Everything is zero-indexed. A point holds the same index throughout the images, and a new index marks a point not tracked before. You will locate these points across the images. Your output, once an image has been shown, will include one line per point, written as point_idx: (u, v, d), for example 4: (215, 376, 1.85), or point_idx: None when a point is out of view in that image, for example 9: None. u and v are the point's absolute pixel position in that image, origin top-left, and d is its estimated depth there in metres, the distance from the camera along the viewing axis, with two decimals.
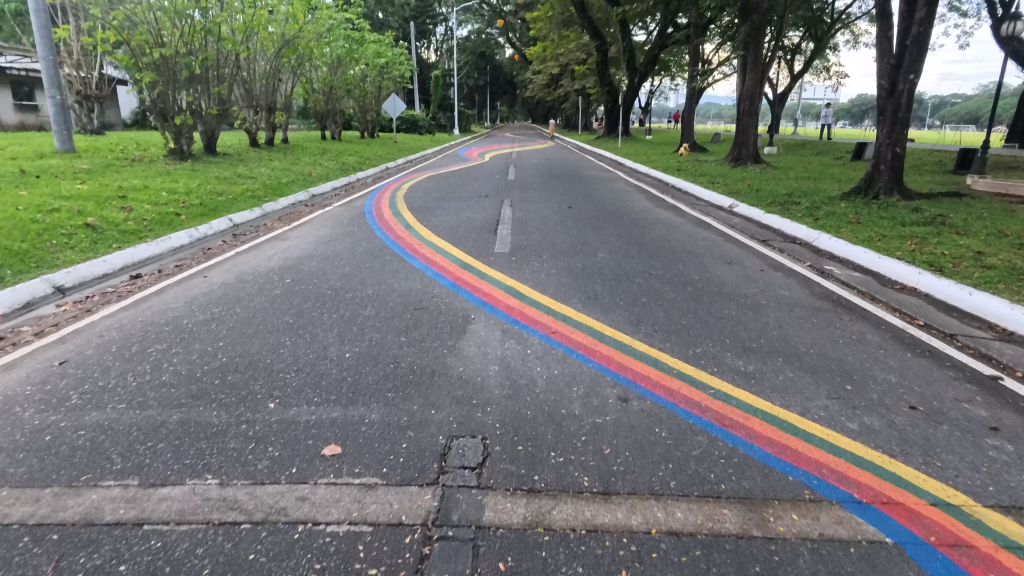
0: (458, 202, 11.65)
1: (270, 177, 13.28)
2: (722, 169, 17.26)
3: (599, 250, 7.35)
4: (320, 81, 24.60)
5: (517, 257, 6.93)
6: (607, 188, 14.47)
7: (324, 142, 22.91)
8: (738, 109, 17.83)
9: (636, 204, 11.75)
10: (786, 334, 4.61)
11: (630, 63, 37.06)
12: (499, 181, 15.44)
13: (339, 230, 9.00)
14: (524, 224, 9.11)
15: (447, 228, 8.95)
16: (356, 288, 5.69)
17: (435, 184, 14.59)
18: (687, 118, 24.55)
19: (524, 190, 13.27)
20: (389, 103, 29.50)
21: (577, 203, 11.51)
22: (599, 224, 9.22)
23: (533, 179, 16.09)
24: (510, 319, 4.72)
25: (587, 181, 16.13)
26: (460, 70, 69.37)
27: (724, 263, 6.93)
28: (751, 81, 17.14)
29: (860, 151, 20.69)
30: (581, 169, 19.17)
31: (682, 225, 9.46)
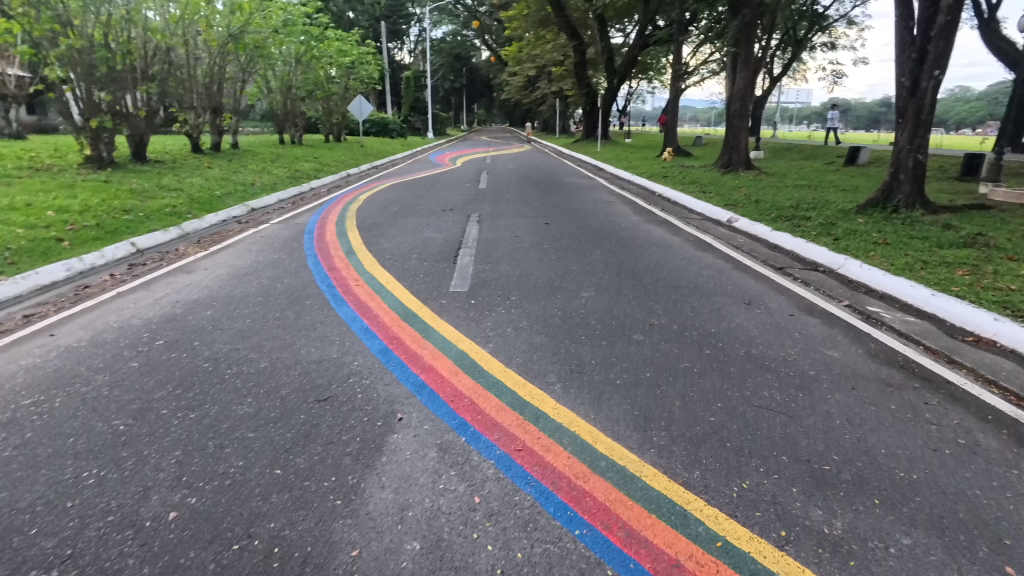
0: (417, 218, 10.05)
1: (201, 188, 11.51)
2: (712, 176, 15.93)
3: (582, 286, 5.83)
4: (277, 80, 22.74)
5: (478, 299, 5.38)
6: (588, 198, 12.96)
7: (280, 147, 21.08)
8: (728, 111, 16.51)
9: (622, 219, 10.27)
10: (862, 440, 3.12)
11: (609, 64, 35.83)
12: (468, 191, 13.88)
13: (264, 258, 7.33)
14: (491, 249, 7.57)
15: (397, 254, 7.35)
16: (246, 359, 4.06)
17: (396, 196, 12.97)
18: (671, 121, 23.27)
19: (495, 203, 11.71)
20: (355, 105, 27.71)
21: (554, 219, 10.01)
22: (581, 247, 7.71)
23: (506, 189, 14.52)
24: (454, 423, 3.15)
25: (566, 190, 14.63)
26: (435, 72, 67.63)
27: (742, 304, 5.44)
28: (743, 81, 15.83)
29: (854, 156, 19.51)
30: (560, 177, 17.71)
31: (679, 247, 7.99)
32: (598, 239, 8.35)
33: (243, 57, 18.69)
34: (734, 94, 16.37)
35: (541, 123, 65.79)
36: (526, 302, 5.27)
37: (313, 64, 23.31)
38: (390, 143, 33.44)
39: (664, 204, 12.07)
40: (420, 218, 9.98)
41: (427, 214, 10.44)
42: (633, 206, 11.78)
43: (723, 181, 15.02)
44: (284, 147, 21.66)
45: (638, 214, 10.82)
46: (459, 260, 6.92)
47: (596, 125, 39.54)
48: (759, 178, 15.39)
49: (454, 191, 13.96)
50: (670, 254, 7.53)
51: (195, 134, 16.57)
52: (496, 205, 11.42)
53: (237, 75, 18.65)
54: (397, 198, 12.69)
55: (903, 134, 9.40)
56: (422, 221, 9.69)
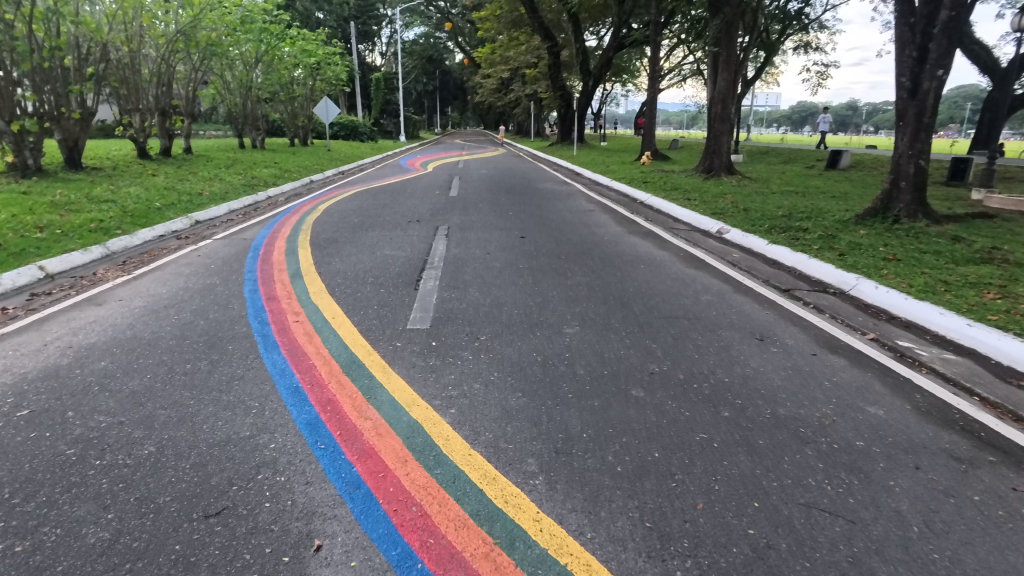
0: (378, 231, 9.08)
1: (138, 199, 10.33)
2: (694, 181, 15.26)
3: (566, 319, 4.94)
4: (236, 82, 21.43)
5: (441, 339, 4.45)
6: (566, 207, 12.11)
7: (238, 152, 19.80)
8: (709, 114, 15.85)
9: (605, 231, 9.44)
10: (955, 561, 2.29)
11: (584, 66, 35.19)
12: (437, 199, 12.93)
13: (194, 284, 6.30)
14: (459, 269, 6.65)
15: (350, 278, 6.38)
16: (129, 439, 3.08)
17: (358, 206, 11.96)
18: (649, 124, 22.61)
19: (465, 214, 10.78)
20: (320, 107, 26.48)
21: (530, 231, 9.13)
22: (561, 266, 6.83)
23: (479, 196, 13.60)
24: (394, 555, 2.24)
25: (543, 198, 13.77)
26: (407, 74, 66.37)
27: (753, 341, 4.61)
28: (724, 83, 15.18)
29: (835, 160, 19.06)
30: (535, 183, 16.86)
31: (670, 265, 7.16)
32: (580, 256, 7.49)
33: (195, 56, 17.46)
34: (714, 96, 15.73)
35: (515, 126, 65.04)
36: (498, 343, 4.37)
37: (274, 64, 22.09)
38: (359, 147, 32.26)
39: (647, 213, 11.27)
40: (382, 232, 9.00)
41: (390, 227, 9.46)
42: (615, 215, 10.95)
43: (705, 187, 14.33)
44: (242, 151, 20.40)
45: (621, 225, 9.99)
46: (422, 285, 5.98)
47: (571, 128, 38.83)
48: (743, 184, 14.75)
49: (421, 199, 12.99)
50: (661, 274, 6.70)
51: (141, 138, 15.29)
52: (468, 216, 10.48)
53: (189, 75, 17.40)
54: (358, 208, 11.68)
55: (903, 138, 8.76)
56: (383, 235, 8.72)
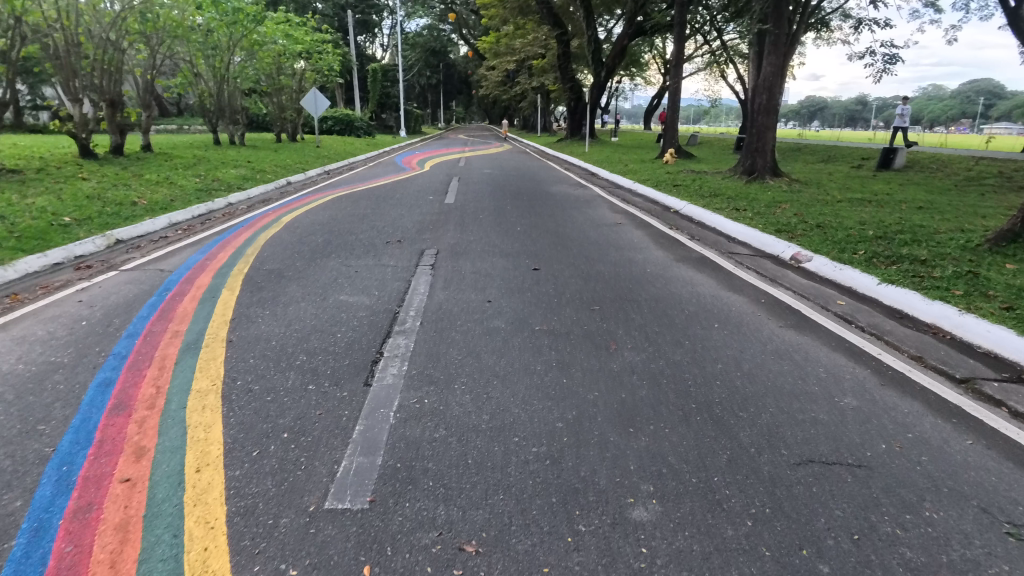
0: (341, 259, 6.80)
1: (40, 213, 8.06)
2: (734, 185, 12.88)
3: (626, 476, 2.65)
4: (208, 69, 19.16)
5: (385, 550, 2.18)
6: (588, 218, 9.82)
7: (208, 149, 17.54)
8: (751, 105, 13.47)
9: (644, 257, 7.11)
10: None
11: (596, 56, 32.81)
12: (429, 208, 10.65)
13: (26, 363, 4.03)
14: (445, 334, 4.38)
15: (271, 352, 4.09)
16: None
17: (329, 217, 9.68)
18: (671, 117, 20.20)
19: (460, 230, 8.50)
20: (308, 99, 24.10)
21: (545, 258, 6.86)
22: (597, 327, 4.55)
23: (480, 203, 11.25)
24: None
25: (557, 205, 11.45)
26: (409, 68, 64.12)
27: (1007, 547, 2.32)
28: (771, 68, 12.83)
29: (888, 159, 16.58)
30: (545, 186, 14.55)
31: (756, 323, 4.83)
32: (620, 303, 5.20)
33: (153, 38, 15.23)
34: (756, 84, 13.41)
35: (522, 122, 62.77)
36: (499, 572, 2.09)
37: (253, 50, 19.82)
38: (353, 143, 29.99)
39: (690, 228, 8.95)
40: (345, 261, 6.70)
41: (358, 251, 7.18)
42: (650, 232, 8.64)
43: (750, 192, 11.99)
44: (215, 148, 18.15)
45: (663, 247, 7.66)
46: (382, 374, 3.69)
47: (582, 122, 36.25)
48: (795, 188, 12.36)
49: (407, 208, 10.72)
50: (750, 345, 4.37)
51: (83, 133, 13.05)
52: (463, 234, 8.20)
53: (145, 60, 15.14)
54: (328, 221, 9.41)
55: None
56: (345, 267, 6.43)
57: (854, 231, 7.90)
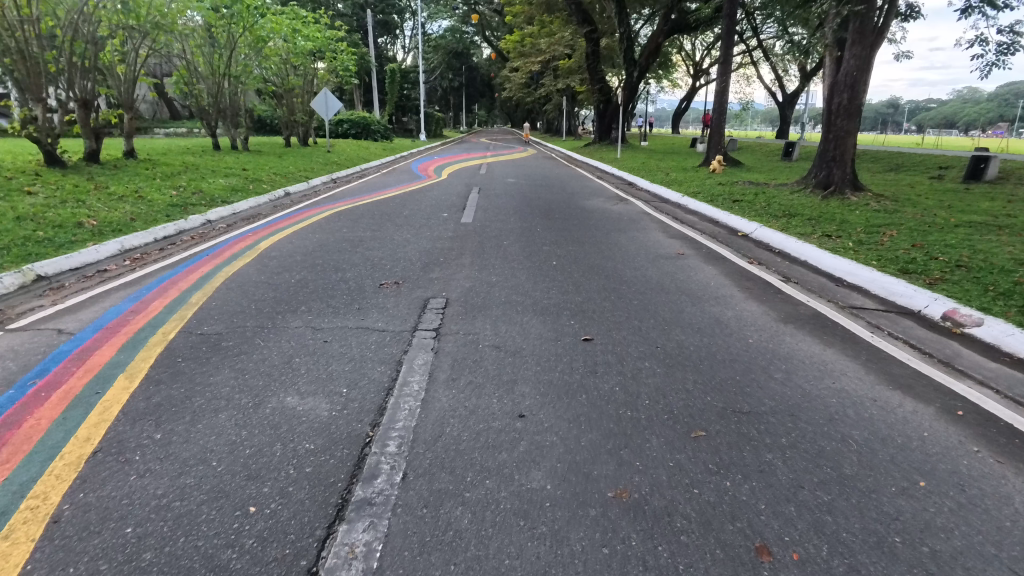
0: (312, 315, 4.89)
1: None
2: (808, 201, 10.69)
3: None
4: (206, 67, 17.58)
5: None
6: (639, 247, 7.79)
7: (201, 154, 15.88)
8: (828, 105, 11.27)
9: (735, 316, 5.05)
10: None
11: (629, 55, 30.63)
12: (442, 230, 8.74)
13: None
14: (444, 514, 2.40)
15: (113, 561, 2.17)
16: None
17: (316, 244, 7.79)
18: (718, 120, 18.00)
19: (479, 265, 6.55)
20: (318, 101, 22.28)
21: (596, 316, 4.87)
22: (718, 494, 2.55)
23: (504, 224, 9.27)
24: None
25: (596, 226, 9.43)
26: (431, 72, 62.70)
27: None
28: (855, 61, 10.64)
29: (978, 170, 14.19)
30: (578, 200, 12.55)
31: (987, 480, 2.76)
32: (736, 423, 3.17)
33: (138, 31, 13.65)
34: (834, 80, 11.21)
35: (547, 125, 60.77)
36: None
37: (255, 47, 18.23)
38: (368, 147, 28.27)
39: (778, 264, 6.90)
40: (316, 320, 4.78)
41: (338, 302, 5.27)
42: (726, 271, 6.58)
43: (833, 210, 9.81)
44: (211, 154, 16.49)
45: (756, 297, 5.59)
46: None
47: (610, 127, 34.01)
48: (887, 206, 10.14)
49: (415, 229, 8.81)
50: (1016, 550, 2.31)
51: (48, 138, 11.44)
52: (481, 272, 6.24)
53: (128, 55, 13.53)
54: (313, 249, 7.52)
55: None
56: (313, 331, 4.52)
57: (1018, 277, 5.76)
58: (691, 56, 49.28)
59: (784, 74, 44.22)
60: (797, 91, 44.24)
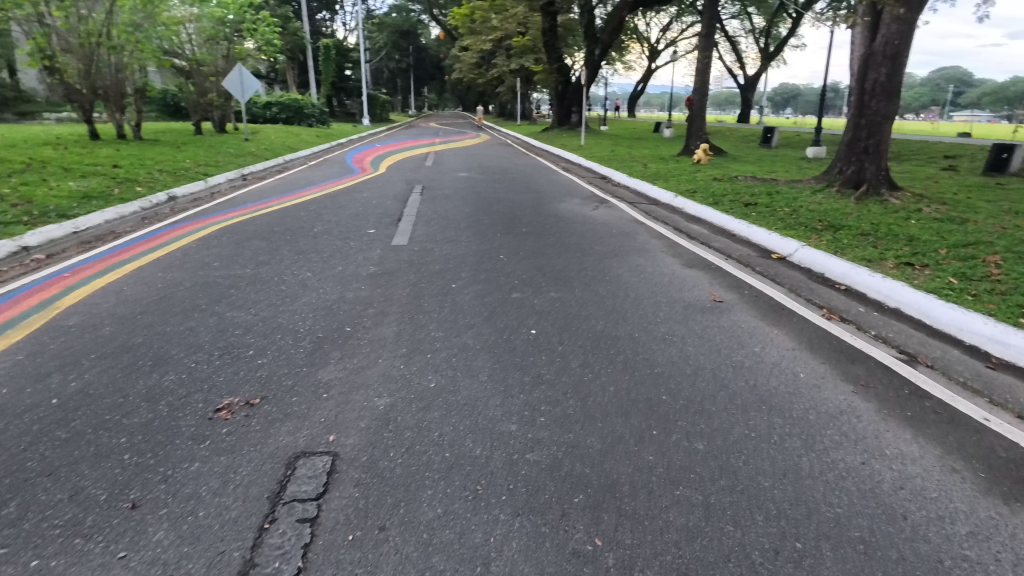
0: (12, 544, 2.16)
1: None
2: (840, 204, 8.45)
3: None
4: (74, 35, 14.07)
5: None
6: (652, 288, 5.29)
7: (66, 147, 12.53)
8: (857, 81, 9.08)
9: (899, 482, 2.60)
10: None
11: (589, 31, 28.07)
12: (361, 261, 6.02)
13: None
14: None
15: None
16: None
17: (155, 297, 4.96)
18: (700, 102, 15.72)
19: (409, 345, 3.92)
20: (232, 80, 18.86)
21: (641, 512, 2.33)
22: None
23: (452, 247, 6.61)
24: None
25: (579, 245, 6.90)
26: (375, 52, 58.73)
27: None
28: (896, 24, 8.42)
29: (1001, 160, 12.32)
30: (547, 202, 9.99)
31: None
32: None
33: None
34: (867, 53, 9.00)
35: (500, 108, 57.77)
36: None
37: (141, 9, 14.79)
38: (300, 133, 24.89)
39: (872, 322, 4.54)
40: (13, 562, 2.08)
41: (106, 475, 2.55)
42: (805, 342, 4.14)
43: (884, 219, 7.58)
44: (80, 146, 13.07)
45: (900, 417, 3.16)
46: None
47: (570, 110, 31.29)
48: (944, 212, 7.97)
49: (322, 260, 6.07)
50: None
51: None
52: (410, 366, 3.60)
53: None
54: (145, 308, 4.70)
55: None
56: None
57: None
58: (648, 37, 47.18)
59: (744, 55, 42.58)
60: (758, 72, 42.66)
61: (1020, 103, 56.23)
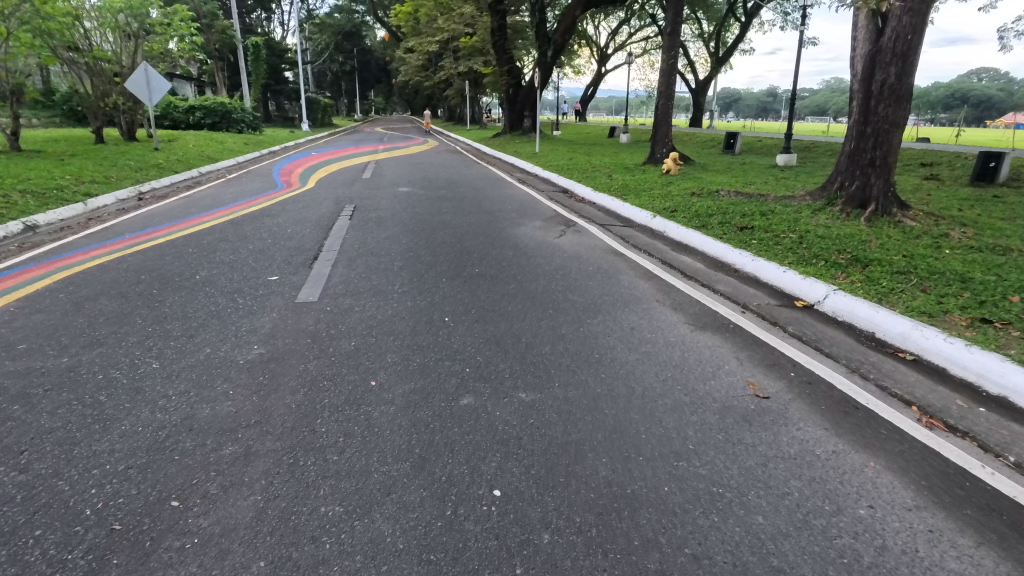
0: None
1: None
2: (850, 228, 7.14)
3: None
4: None
5: None
6: (660, 372, 3.71)
7: None
8: (862, 83, 7.83)
9: None
10: None
11: (541, 32, 26.71)
12: (245, 334, 4.21)
13: None
14: None
15: None
16: None
17: None
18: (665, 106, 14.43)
19: (277, 547, 2.19)
20: (137, 80, 16.38)
21: None
22: None
23: (379, 303, 4.87)
24: None
25: (549, 293, 5.25)
26: (316, 54, 55.93)
27: None
28: (908, 16, 7.17)
29: (989, 169, 11.48)
30: (503, 225, 8.34)
31: None
32: None
33: None
34: (873, 49, 7.73)
35: (448, 113, 55.91)
36: None
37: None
38: (225, 141, 22.42)
39: (1001, 437, 3.07)
40: None
41: None
42: (928, 492, 2.62)
43: (914, 247, 6.28)
44: None
45: None
46: None
47: (522, 114, 29.76)
48: (975, 237, 6.75)
49: (189, 334, 4.24)
50: None
51: None
52: None
53: None
54: None
55: None
56: None
57: None
58: (597, 41, 46.47)
59: (694, 61, 42.30)
60: (708, 77, 42.42)
61: (947, 111, 58.60)
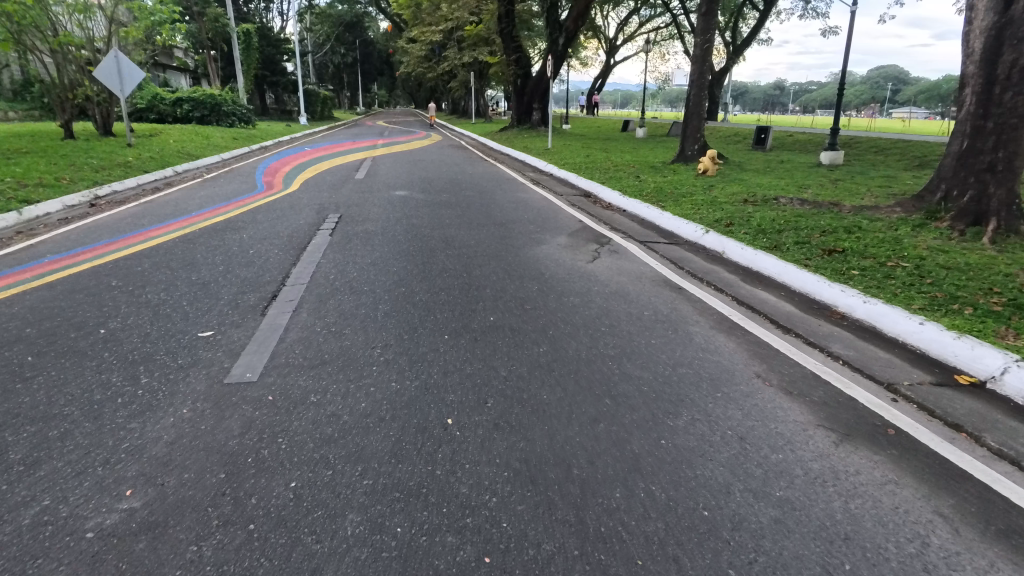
0: None
1: None
2: (974, 254, 5.48)
3: None
4: None
5: None
6: (831, 565, 2.08)
7: None
8: (982, 63, 6.12)
9: None
10: None
11: (551, 18, 24.90)
12: (121, 462, 2.57)
13: None
14: None
15: None
16: None
17: None
18: (697, 97, 12.71)
19: None
20: (106, 68, 14.69)
21: None
22: None
23: (347, 388, 3.22)
24: None
25: (599, 363, 3.60)
26: (316, 46, 54.12)
27: None
28: None
29: None
30: (519, 243, 6.67)
31: None
32: None
33: None
34: (1000, 21, 5.99)
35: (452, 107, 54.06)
36: None
37: None
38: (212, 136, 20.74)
39: None
40: None
41: None
42: None
43: None
44: None
45: None
46: None
47: (531, 107, 27.96)
48: None
49: (36, 453, 2.64)
50: None
51: None
52: None
53: None
54: None
55: None
56: None
57: None
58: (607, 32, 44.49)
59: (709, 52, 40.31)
60: (724, 70, 40.44)
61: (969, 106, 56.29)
